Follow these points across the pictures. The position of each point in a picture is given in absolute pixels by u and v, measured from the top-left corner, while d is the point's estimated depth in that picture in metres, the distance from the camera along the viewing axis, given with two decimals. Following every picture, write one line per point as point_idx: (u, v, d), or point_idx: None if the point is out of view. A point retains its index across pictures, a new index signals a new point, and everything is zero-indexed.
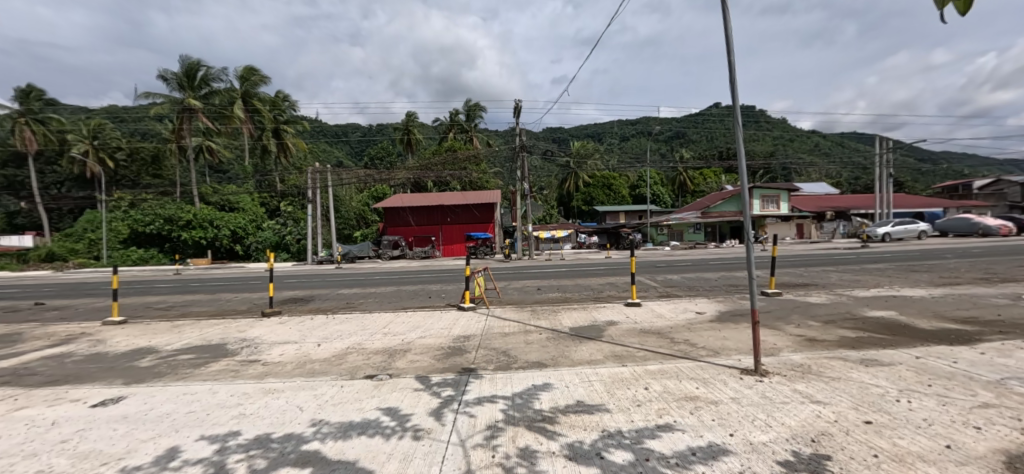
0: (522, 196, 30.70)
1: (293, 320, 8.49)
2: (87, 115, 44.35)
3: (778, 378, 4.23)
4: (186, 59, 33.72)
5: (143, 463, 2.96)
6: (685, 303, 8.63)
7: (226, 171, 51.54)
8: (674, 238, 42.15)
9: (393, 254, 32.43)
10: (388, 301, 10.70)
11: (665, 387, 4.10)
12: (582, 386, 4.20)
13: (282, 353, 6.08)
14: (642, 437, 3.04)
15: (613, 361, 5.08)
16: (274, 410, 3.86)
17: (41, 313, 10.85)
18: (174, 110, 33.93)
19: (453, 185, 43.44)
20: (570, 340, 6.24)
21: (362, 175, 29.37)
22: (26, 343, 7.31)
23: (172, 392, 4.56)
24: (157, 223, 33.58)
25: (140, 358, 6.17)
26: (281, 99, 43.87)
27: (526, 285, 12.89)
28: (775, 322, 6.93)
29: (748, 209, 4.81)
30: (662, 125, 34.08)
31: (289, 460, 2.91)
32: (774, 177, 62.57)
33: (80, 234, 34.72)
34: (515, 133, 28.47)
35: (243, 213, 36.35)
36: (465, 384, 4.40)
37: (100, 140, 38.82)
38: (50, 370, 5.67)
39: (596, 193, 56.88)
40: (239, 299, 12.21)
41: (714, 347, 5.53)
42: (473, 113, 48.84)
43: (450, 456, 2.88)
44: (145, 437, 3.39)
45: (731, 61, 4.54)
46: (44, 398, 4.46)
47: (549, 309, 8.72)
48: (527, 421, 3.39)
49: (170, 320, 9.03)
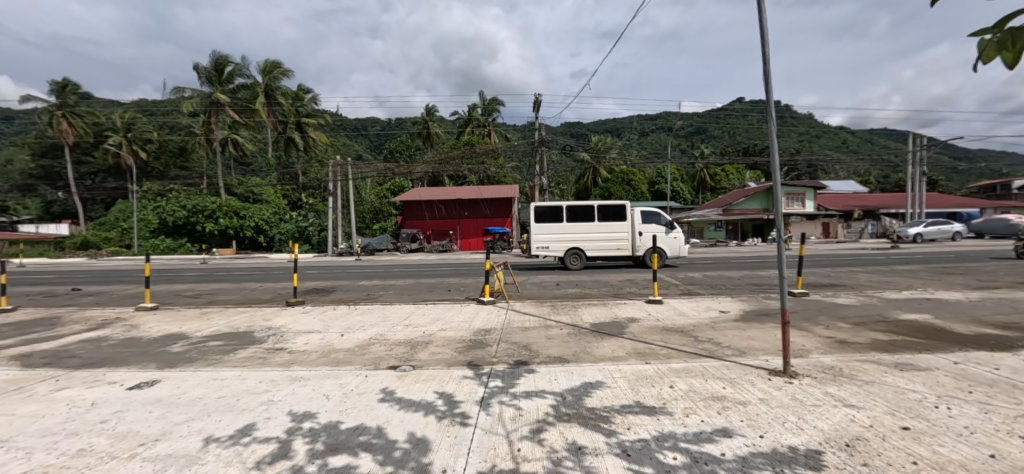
0: (541, 192, 30.22)
1: (315, 310, 8.64)
2: (118, 108, 45.78)
3: (808, 380, 4.11)
4: (215, 53, 34.60)
5: (201, 440, 3.11)
6: (709, 302, 8.47)
7: (250, 164, 52.79)
8: (694, 235, 41.86)
9: (411, 247, 32.80)
10: (409, 294, 10.79)
11: (691, 386, 4.04)
12: (616, 383, 4.16)
13: (306, 342, 6.19)
14: (690, 437, 2.98)
15: (635, 358, 5.02)
16: (302, 398, 3.93)
17: (77, 298, 11.29)
18: (203, 104, 35.15)
19: (471, 179, 43.43)
20: (591, 336, 6.19)
21: (382, 168, 29.91)
22: (66, 326, 7.64)
23: (202, 377, 4.70)
24: (183, 214, 34.54)
25: (172, 343, 6.38)
26: (306, 92, 44.50)
27: (546, 280, 12.80)
28: (803, 323, 6.73)
29: (780, 208, 4.52)
30: (683, 120, 33.45)
31: (334, 445, 2.95)
32: (799, 173, 60.80)
33: (112, 223, 36.46)
34: (534, 128, 28.28)
35: (267, 205, 37.13)
36: (506, 377, 4.43)
37: (132, 132, 40.17)
38: (87, 353, 5.89)
39: (614, 188, 55.94)
40: (263, 288, 12.50)
41: (740, 347, 5.40)
42: (490, 108, 48.70)
43: (481, 449, 2.87)
44: (181, 421, 3.50)
45: (766, 54, 4.39)
46: (82, 380, 4.65)
47: (569, 305, 8.67)
48: (576, 417, 3.36)
49: (198, 308, 9.31)
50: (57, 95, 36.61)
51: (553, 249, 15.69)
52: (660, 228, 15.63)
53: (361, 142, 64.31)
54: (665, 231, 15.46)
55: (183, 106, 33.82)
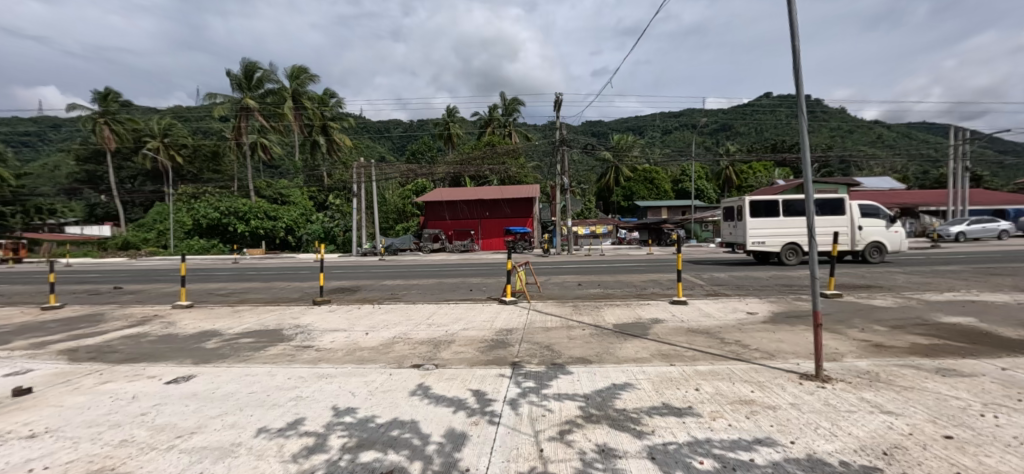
0: (562, 192, 30.00)
1: (340, 309, 8.85)
2: (156, 114, 47.90)
3: (843, 385, 3.95)
4: (245, 60, 35.79)
5: (238, 433, 3.21)
6: (735, 303, 8.26)
7: (278, 166, 54.43)
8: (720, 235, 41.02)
9: (433, 247, 33.23)
10: (431, 293, 10.91)
11: (718, 389, 3.95)
12: (643, 384, 4.11)
13: (332, 340, 6.35)
14: (722, 442, 2.91)
15: (659, 360, 4.95)
16: (329, 395, 4.03)
17: (119, 296, 11.87)
18: (234, 109, 36.35)
19: (492, 179, 43.66)
20: (614, 337, 6.11)
21: (405, 170, 30.34)
22: (109, 323, 8.04)
23: (234, 373, 4.86)
24: (216, 216, 35.84)
25: (206, 339, 6.63)
26: (331, 97, 45.54)
27: (567, 281, 12.74)
28: (836, 326, 6.47)
29: (811, 204, 4.31)
30: (708, 117, 32.70)
31: (362, 441, 3.01)
32: (830, 170, 58.71)
33: (150, 225, 38.14)
34: (555, 127, 28.18)
35: (295, 207, 38.21)
36: (538, 377, 4.43)
37: (169, 138, 41.95)
38: (127, 349, 6.17)
39: (636, 188, 55.09)
40: (291, 287, 12.87)
41: (769, 349, 5.24)
42: (511, 108, 48.83)
43: (504, 448, 2.88)
44: (215, 414, 3.64)
45: (796, 48, 4.25)
46: (124, 374, 4.89)
47: (591, 305, 8.60)
48: (605, 419, 3.34)
49: (231, 306, 9.65)
50: (100, 103, 38.45)
51: (770, 245, 15.36)
52: (880, 222, 15.28)
53: (384, 144, 65.54)
54: (887, 226, 15.24)
55: (216, 111, 35.15)
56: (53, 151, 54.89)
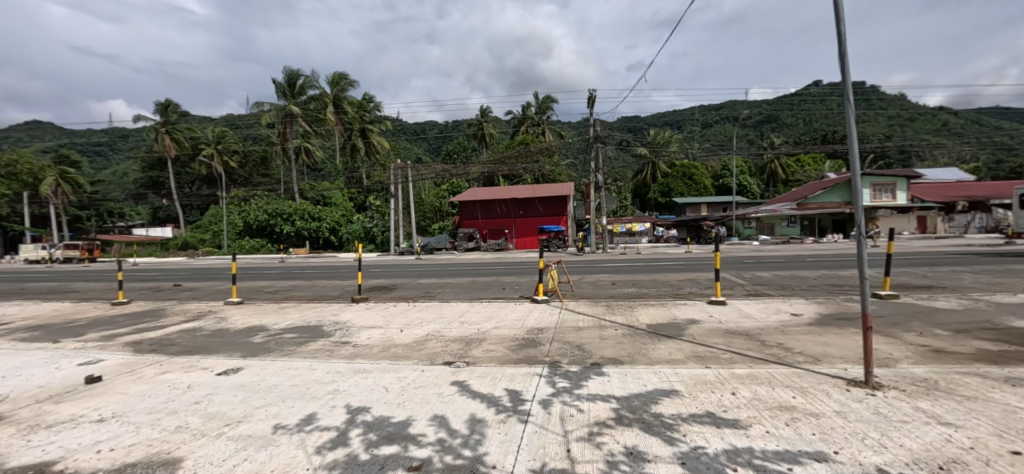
0: (597, 189, 29.53)
1: (376, 307, 9.12)
2: (211, 123, 51.21)
3: (895, 392, 3.69)
4: (288, 69, 37.49)
5: (280, 424, 3.38)
6: (778, 303, 7.88)
7: (321, 169, 56.87)
8: (764, 232, 39.19)
9: (468, 246, 33.64)
10: (465, 292, 11.06)
11: (756, 393, 3.78)
12: (677, 387, 4.00)
13: (369, 337, 6.57)
14: (756, 450, 2.78)
15: (694, 362, 4.80)
16: (364, 389, 4.18)
17: (178, 293, 12.81)
18: (279, 116, 38.20)
19: (526, 178, 43.69)
20: (647, 337, 5.98)
21: (440, 170, 30.80)
22: (169, 317, 8.69)
23: (278, 367, 5.13)
24: (264, 217, 37.88)
25: (254, 334, 7.04)
26: (369, 101, 46.99)
27: (601, 280, 12.57)
28: (891, 329, 6.04)
29: (860, 199, 4.04)
30: (751, 109, 31.25)
31: (392, 437, 3.10)
32: (889, 162, 54.71)
33: (206, 226, 40.78)
34: (589, 124, 27.79)
35: (336, 208, 39.78)
36: (571, 377, 4.40)
37: (222, 144, 44.72)
38: (184, 342, 6.66)
39: (675, 184, 53.38)
40: (332, 285, 13.42)
41: (814, 353, 4.96)
42: (545, 106, 48.67)
43: (532, 447, 2.88)
44: (260, 405, 3.85)
45: (842, 32, 3.99)
46: (180, 365, 5.27)
47: (625, 305, 8.44)
48: (635, 422, 3.29)
49: (276, 302, 10.18)
50: (162, 114, 41.47)
51: None
52: None
53: (420, 146, 67.07)
54: None
55: (263, 118, 37.08)
56: (122, 159, 59.76)
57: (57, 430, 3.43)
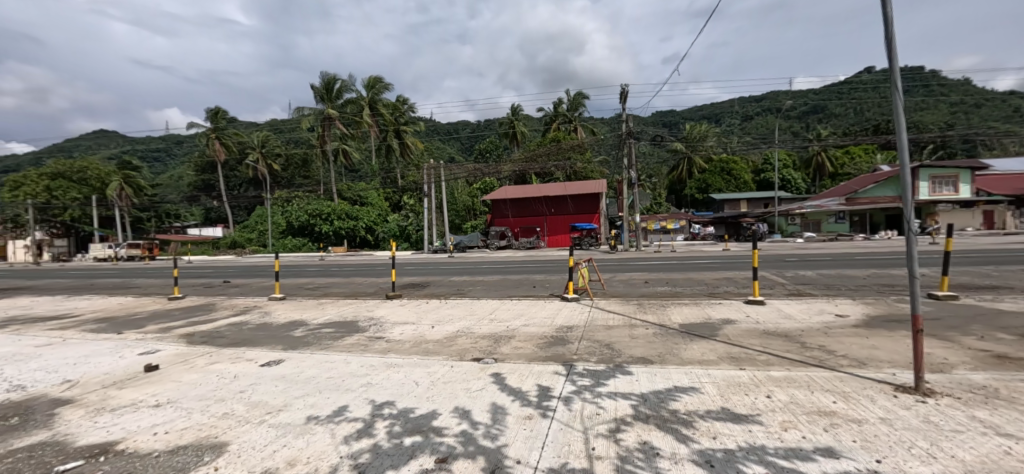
0: (630, 186, 28.87)
1: (409, 303, 9.38)
2: (257, 128, 53.98)
3: (948, 400, 3.45)
4: (325, 74, 38.86)
5: (313, 414, 3.55)
6: (822, 304, 7.49)
7: (358, 170, 58.79)
8: (810, 229, 37.25)
9: (500, 245, 33.82)
10: (496, 290, 11.16)
11: (792, 397, 3.63)
12: (707, 388, 3.89)
13: (401, 332, 6.77)
14: (783, 453, 2.68)
15: (728, 363, 4.65)
16: (395, 383, 4.32)
17: (227, 289, 13.64)
18: (318, 120, 39.67)
19: (558, 175, 43.46)
20: (679, 337, 5.84)
21: (472, 169, 31.08)
22: (219, 311, 9.29)
23: (316, 359, 5.38)
24: (305, 217, 39.55)
25: (295, 328, 7.40)
26: (403, 103, 48.10)
27: (633, 278, 12.37)
28: (948, 333, 5.62)
29: (911, 193, 3.77)
30: (794, 99, 29.74)
31: (417, 428, 3.20)
32: (951, 152, 50.66)
33: (253, 226, 42.98)
34: (622, 120, 27.29)
35: (372, 208, 41.03)
36: (595, 375, 4.36)
37: (266, 148, 47.01)
38: (232, 335, 7.10)
39: (712, 180, 51.56)
40: (368, 283, 13.88)
41: (859, 356, 4.70)
42: (576, 102, 48.24)
43: (554, 443, 2.90)
44: (299, 394, 4.07)
45: (889, 15, 3.74)
46: (229, 356, 5.63)
47: (657, 304, 8.28)
48: (657, 419, 3.24)
49: (316, 299, 10.65)
50: (212, 121, 44.02)
51: None
52: None
53: (453, 145, 68.09)
54: None
55: (304, 122, 38.63)
56: (178, 164, 64.01)
57: (120, 413, 3.75)
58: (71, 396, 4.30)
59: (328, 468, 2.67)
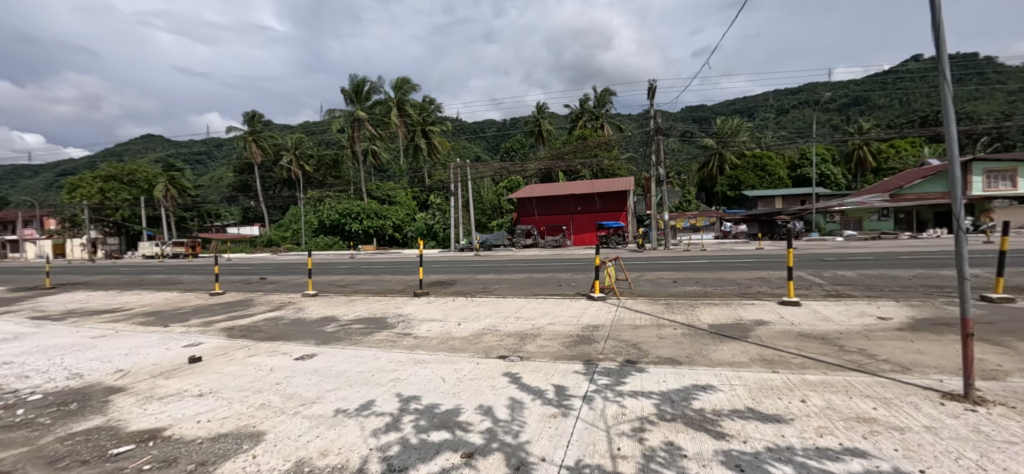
0: (659, 183, 28.24)
1: (436, 301, 9.52)
2: (291, 130, 55.92)
3: (1002, 409, 3.23)
4: (355, 77, 39.87)
5: (342, 407, 3.67)
6: (863, 305, 7.15)
7: (387, 170, 60.05)
8: (850, 227, 36.00)
9: (526, 243, 33.82)
10: (521, 288, 11.18)
11: (828, 402, 3.49)
12: (735, 390, 3.80)
13: (429, 329, 6.89)
14: (816, 457, 2.59)
15: (760, 365, 4.52)
16: (421, 379, 4.41)
17: (264, 285, 14.23)
18: (348, 121, 40.74)
19: (584, 173, 43.07)
20: (709, 338, 5.71)
21: (497, 168, 31.17)
22: (256, 307, 9.71)
23: (346, 354, 5.55)
24: (335, 216, 40.65)
25: (327, 324, 7.65)
26: (430, 103, 48.78)
27: (661, 277, 12.14)
28: (1003, 338, 5.27)
29: (960, 189, 3.56)
30: (833, 91, 28.42)
31: (441, 424, 3.26)
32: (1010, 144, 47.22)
33: (287, 225, 44.57)
34: (649, 116, 26.80)
35: (400, 207, 41.84)
36: (618, 375, 4.32)
37: (299, 150, 48.66)
38: (268, 329, 7.40)
39: (745, 176, 49.88)
40: (397, 280, 14.19)
41: (902, 361, 4.47)
42: (603, 99, 47.70)
43: (578, 441, 2.91)
44: (330, 388, 4.21)
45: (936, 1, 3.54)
46: (265, 350, 5.88)
47: (686, 304, 8.10)
48: (683, 419, 3.19)
49: (347, 295, 10.97)
50: (249, 124, 45.89)
51: None
52: None
53: (479, 144, 68.58)
54: None
55: (334, 124, 39.74)
56: (218, 166, 67.09)
57: (166, 401, 3.98)
58: (123, 384, 4.60)
59: (358, 459, 2.75)
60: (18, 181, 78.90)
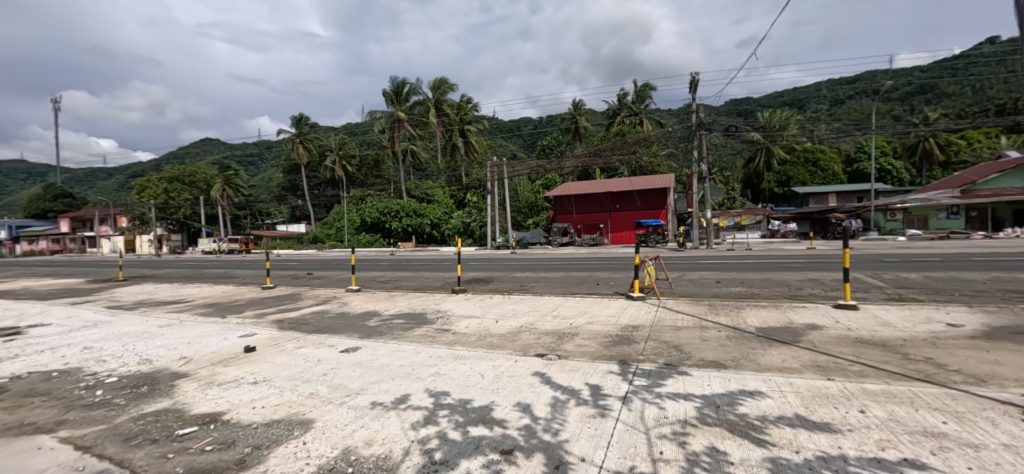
0: (700, 180, 27.18)
1: (474, 298, 9.64)
2: (335, 131, 58.21)
3: None
4: (395, 78, 41.01)
5: (382, 399, 3.79)
6: (930, 311, 6.59)
7: (425, 169, 61.38)
8: (914, 226, 33.15)
9: (562, 241, 33.51)
10: (559, 287, 11.11)
11: (888, 413, 3.26)
12: (785, 396, 3.61)
13: (467, 326, 6.98)
14: (875, 469, 2.42)
15: (814, 372, 4.27)
16: (460, 374, 4.48)
17: (312, 280, 14.91)
18: (389, 122, 41.95)
19: (622, 170, 42.23)
20: (756, 342, 5.46)
21: (534, 166, 31.12)
22: (304, 300, 10.19)
23: (388, 348, 5.72)
24: (375, 214, 41.91)
25: (369, 318, 7.92)
26: (467, 102, 49.36)
27: (704, 277, 11.73)
28: None
29: None
30: (895, 79, 26.39)
31: (478, 419, 3.29)
32: None
33: (331, 223, 46.46)
34: (691, 110, 25.92)
35: (438, 205, 42.69)
36: (657, 376, 4.21)
37: (343, 150, 50.59)
38: (316, 322, 7.75)
39: (795, 172, 47.27)
40: (435, 277, 14.48)
41: (977, 372, 4.09)
42: (642, 94, 46.62)
43: (618, 443, 2.86)
44: (373, 380, 4.35)
45: None
46: (313, 342, 6.17)
47: (731, 305, 7.78)
48: (727, 424, 3.06)
49: (388, 291, 11.30)
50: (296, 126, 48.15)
51: None
52: None
53: (515, 142, 68.79)
54: None
55: (376, 125, 41.04)
56: (269, 167, 70.86)
57: (225, 387, 4.25)
58: (186, 370, 4.95)
59: (401, 451, 2.83)
60: (96, 182, 86.62)
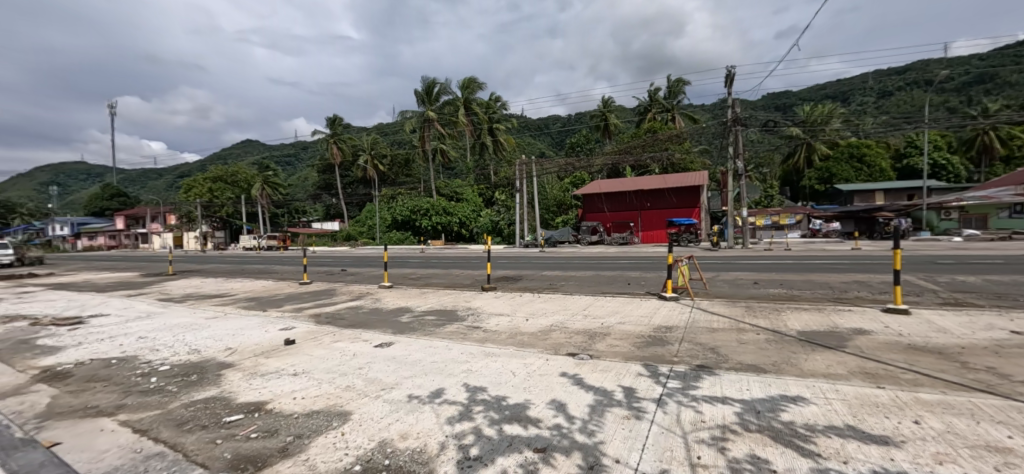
0: (736, 178, 26.23)
1: (503, 296, 9.67)
2: (367, 131, 59.65)
3: None
4: (426, 78, 41.71)
5: (416, 394, 3.86)
6: (993, 316, 6.13)
7: (454, 168, 62.04)
8: (970, 226, 31.09)
9: (591, 240, 33.15)
10: (589, 286, 10.98)
11: (947, 424, 3.06)
12: (831, 403, 3.45)
13: (497, 323, 7.02)
14: None
15: (862, 379, 4.06)
16: (492, 371, 4.50)
17: (346, 276, 15.36)
18: (419, 122, 42.64)
19: (653, 168, 41.32)
20: (798, 346, 5.24)
21: (563, 164, 30.92)
22: (340, 296, 10.50)
23: (420, 344, 5.81)
24: (406, 213, 42.72)
25: (402, 314, 8.08)
26: (496, 101, 49.49)
27: (740, 278, 11.34)
28: None
29: None
30: (951, 68, 24.68)
31: (511, 417, 3.30)
32: None
33: (364, 220, 47.70)
34: (727, 105, 25.05)
35: (467, 204, 43.09)
36: (692, 378, 4.11)
37: (375, 150, 51.81)
38: (350, 317, 7.97)
39: (838, 168, 44.97)
40: (465, 274, 14.62)
41: None
42: (675, 90, 45.49)
43: (654, 446, 2.80)
44: (407, 375, 4.44)
45: None
46: (349, 336, 6.34)
47: (770, 307, 7.49)
48: (769, 432, 2.94)
49: (419, 288, 11.50)
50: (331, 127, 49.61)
51: None
52: None
53: (544, 140, 68.53)
54: None
55: (407, 125, 41.80)
56: (305, 166, 73.36)
57: (268, 378, 4.45)
58: (232, 360, 5.21)
59: (436, 445, 2.87)
60: (148, 182, 92.12)
